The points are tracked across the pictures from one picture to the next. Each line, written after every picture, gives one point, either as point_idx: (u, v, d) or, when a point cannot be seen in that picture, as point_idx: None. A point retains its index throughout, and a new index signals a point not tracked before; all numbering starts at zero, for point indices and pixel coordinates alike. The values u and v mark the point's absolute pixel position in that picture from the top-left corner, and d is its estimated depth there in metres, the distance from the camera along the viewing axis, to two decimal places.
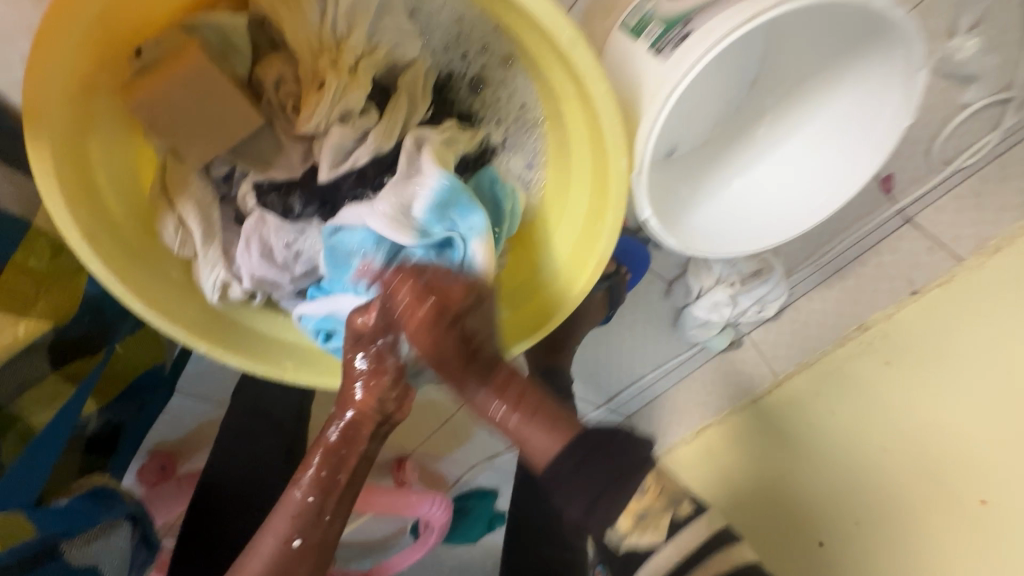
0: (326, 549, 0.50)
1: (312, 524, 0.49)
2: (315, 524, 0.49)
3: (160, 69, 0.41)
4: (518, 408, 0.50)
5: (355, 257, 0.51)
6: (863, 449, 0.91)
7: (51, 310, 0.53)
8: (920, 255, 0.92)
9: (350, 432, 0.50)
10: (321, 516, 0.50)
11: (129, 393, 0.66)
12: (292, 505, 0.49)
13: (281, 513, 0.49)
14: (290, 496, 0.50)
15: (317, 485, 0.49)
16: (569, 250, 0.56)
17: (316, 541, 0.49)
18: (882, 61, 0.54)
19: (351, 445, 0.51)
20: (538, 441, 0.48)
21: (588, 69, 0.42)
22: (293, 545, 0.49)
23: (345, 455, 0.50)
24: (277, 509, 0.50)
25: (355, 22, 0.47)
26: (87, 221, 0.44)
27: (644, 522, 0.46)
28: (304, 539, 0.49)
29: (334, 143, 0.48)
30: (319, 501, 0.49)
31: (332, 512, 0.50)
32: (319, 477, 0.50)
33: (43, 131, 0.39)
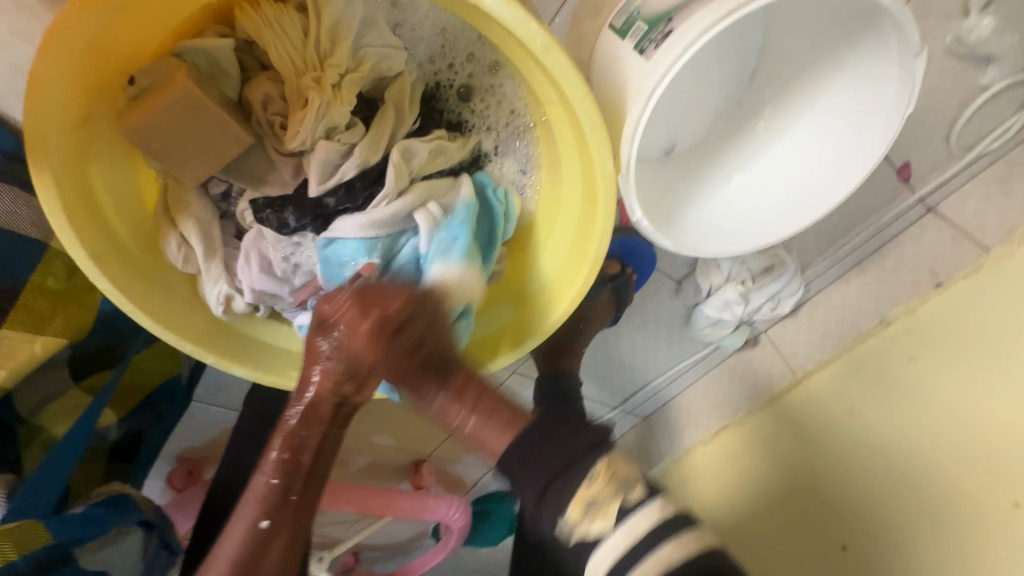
0: (295, 528, 0.50)
1: (279, 504, 0.49)
2: (282, 505, 0.49)
3: (151, 95, 0.43)
4: (475, 411, 0.47)
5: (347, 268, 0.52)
6: (888, 452, 0.87)
7: (65, 328, 0.55)
8: (943, 246, 0.88)
9: (309, 410, 0.48)
10: (287, 495, 0.49)
11: (146, 404, 0.69)
12: (259, 488, 0.49)
13: (250, 493, 0.49)
14: (256, 481, 0.50)
15: (280, 468, 0.48)
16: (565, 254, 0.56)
17: (283, 521, 0.49)
18: (880, 48, 0.52)
19: (311, 428, 0.49)
20: (493, 431, 0.46)
21: (564, 75, 0.42)
22: (260, 525, 0.49)
23: (305, 436, 0.48)
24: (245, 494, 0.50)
25: (338, 40, 0.48)
26: (94, 243, 0.47)
27: (591, 509, 0.43)
28: (271, 520, 0.49)
29: (320, 159, 0.49)
30: (283, 483, 0.49)
31: (297, 492, 0.49)
32: (281, 460, 0.49)
33: (46, 161, 0.41)
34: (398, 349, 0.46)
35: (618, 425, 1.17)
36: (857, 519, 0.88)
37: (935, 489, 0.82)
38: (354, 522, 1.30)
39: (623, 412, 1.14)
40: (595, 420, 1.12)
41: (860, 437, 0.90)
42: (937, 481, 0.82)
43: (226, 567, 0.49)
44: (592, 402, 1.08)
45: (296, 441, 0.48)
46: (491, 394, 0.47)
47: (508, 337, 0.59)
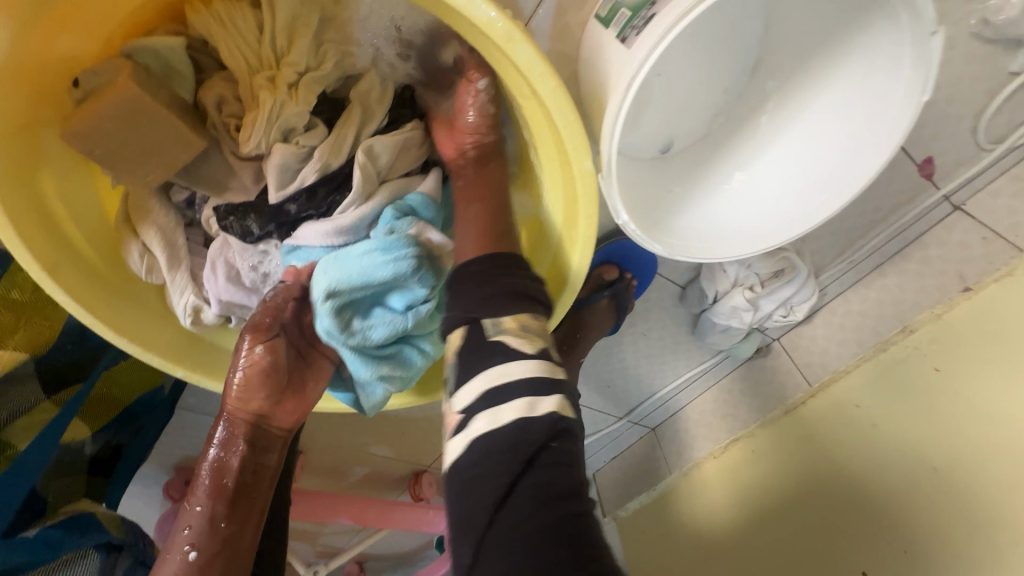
0: (230, 558, 0.48)
1: (206, 532, 0.48)
2: (210, 531, 0.48)
3: (95, 96, 0.40)
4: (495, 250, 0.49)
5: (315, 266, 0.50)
6: (909, 469, 0.79)
7: (27, 341, 0.53)
8: (972, 247, 0.81)
9: (227, 431, 0.50)
10: (216, 523, 0.48)
11: (125, 417, 0.67)
12: (187, 519, 0.49)
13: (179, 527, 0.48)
14: (184, 514, 0.49)
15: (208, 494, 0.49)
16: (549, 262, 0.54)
17: (213, 551, 0.47)
18: (889, 29, 0.46)
19: (231, 448, 0.50)
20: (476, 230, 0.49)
21: (528, 66, 0.38)
22: (189, 556, 0.46)
23: (226, 456, 0.50)
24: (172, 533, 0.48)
25: (295, 37, 0.45)
26: (47, 253, 0.44)
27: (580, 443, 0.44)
28: (199, 551, 0.47)
29: (277, 163, 0.46)
30: (210, 507, 0.48)
31: (226, 519, 0.49)
32: (207, 482, 0.49)
33: None
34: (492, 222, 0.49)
35: (626, 432, 1.18)
36: (876, 545, 0.79)
37: (956, 514, 0.72)
38: (356, 533, 1.28)
39: (630, 421, 1.13)
40: (602, 429, 1.12)
41: (880, 454, 0.83)
42: (961, 504, 0.72)
43: None
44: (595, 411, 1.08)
45: (221, 465, 0.50)
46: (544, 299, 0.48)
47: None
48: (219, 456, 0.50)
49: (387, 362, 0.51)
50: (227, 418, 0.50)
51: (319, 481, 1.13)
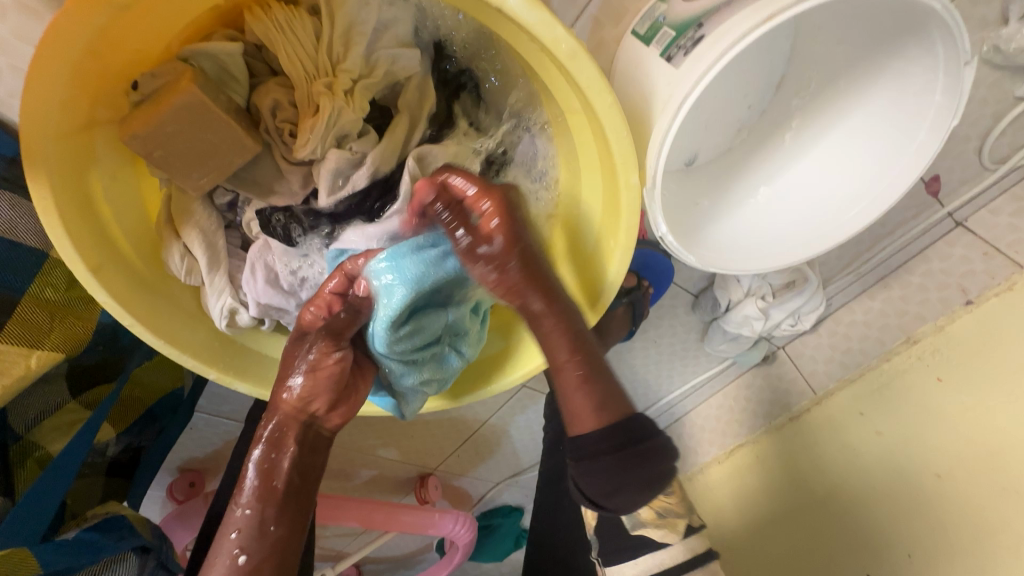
0: (280, 561, 0.48)
1: (256, 537, 0.47)
2: (260, 535, 0.48)
3: (155, 100, 0.41)
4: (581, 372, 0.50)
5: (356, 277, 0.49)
6: (913, 477, 0.82)
7: (63, 341, 0.52)
8: (974, 262, 0.84)
9: (276, 432, 0.51)
10: (265, 527, 0.48)
11: (146, 418, 0.67)
12: (235, 522, 0.48)
13: (226, 530, 0.48)
14: (231, 515, 0.49)
15: (256, 498, 0.48)
16: (581, 271, 0.54)
17: (264, 554, 0.47)
18: (921, 58, 0.49)
19: (280, 450, 0.51)
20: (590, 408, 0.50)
21: (589, 83, 0.40)
22: (237, 561, 0.47)
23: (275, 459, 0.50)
24: (218, 536, 0.48)
25: (351, 45, 0.46)
26: (93, 253, 0.44)
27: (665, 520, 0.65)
28: (249, 555, 0.47)
29: (330, 169, 0.47)
30: (259, 511, 0.48)
31: (276, 522, 0.49)
32: (255, 485, 0.49)
33: (44, 169, 0.39)
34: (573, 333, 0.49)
35: None
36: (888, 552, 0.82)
37: (959, 519, 0.76)
38: (358, 536, 1.28)
39: None
40: None
41: (886, 461, 0.86)
42: (962, 510, 0.76)
43: None
44: None
45: (269, 468, 0.50)
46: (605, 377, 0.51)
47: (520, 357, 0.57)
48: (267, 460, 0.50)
49: (425, 368, 0.52)
50: (279, 418, 0.51)
51: (324, 484, 1.12)
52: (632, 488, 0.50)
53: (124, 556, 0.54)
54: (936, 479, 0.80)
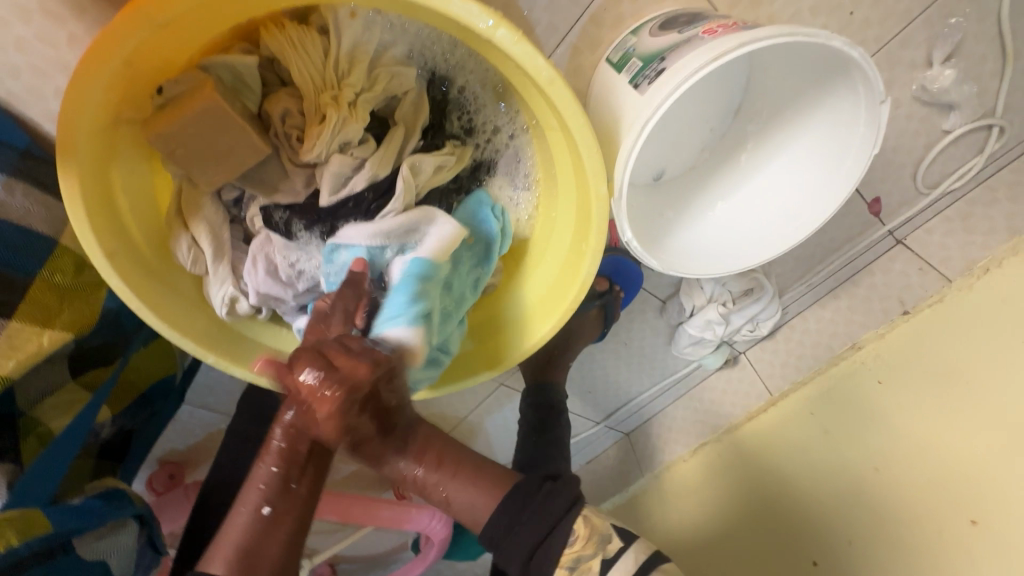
0: (299, 516, 0.51)
1: (279, 492, 0.49)
2: (283, 491, 0.50)
3: (179, 104, 0.46)
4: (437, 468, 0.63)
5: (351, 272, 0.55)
6: (856, 471, 0.90)
7: (70, 322, 0.57)
8: (911, 276, 0.93)
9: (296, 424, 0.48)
10: (288, 484, 0.50)
11: (140, 402, 0.70)
12: (260, 477, 0.50)
13: (251, 485, 0.50)
14: (257, 470, 0.51)
15: (279, 459, 0.49)
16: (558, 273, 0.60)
17: (285, 509, 0.50)
18: (848, 96, 0.57)
19: (306, 420, 0.49)
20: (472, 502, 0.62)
21: (564, 106, 0.46)
22: (262, 512, 0.49)
23: (301, 430, 0.49)
24: (246, 486, 0.51)
25: (355, 62, 0.52)
26: (109, 241, 0.49)
27: (577, 569, 0.59)
28: (273, 507, 0.49)
29: (333, 171, 0.52)
30: (283, 471, 0.50)
31: (298, 481, 0.50)
32: (275, 447, 0.49)
33: (74, 163, 0.44)
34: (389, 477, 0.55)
35: (600, 439, 1.22)
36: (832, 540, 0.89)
37: (893, 508, 0.84)
38: (334, 532, 1.30)
39: (606, 426, 1.18)
40: (579, 433, 1.17)
41: (833, 457, 0.93)
42: (895, 500, 0.84)
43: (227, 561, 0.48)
44: (576, 416, 1.13)
45: (289, 439, 0.49)
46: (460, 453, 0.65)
47: (490, 353, 0.62)
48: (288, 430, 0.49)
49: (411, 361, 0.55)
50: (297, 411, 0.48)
51: None
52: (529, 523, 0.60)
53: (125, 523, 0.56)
54: (876, 472, 0.87)
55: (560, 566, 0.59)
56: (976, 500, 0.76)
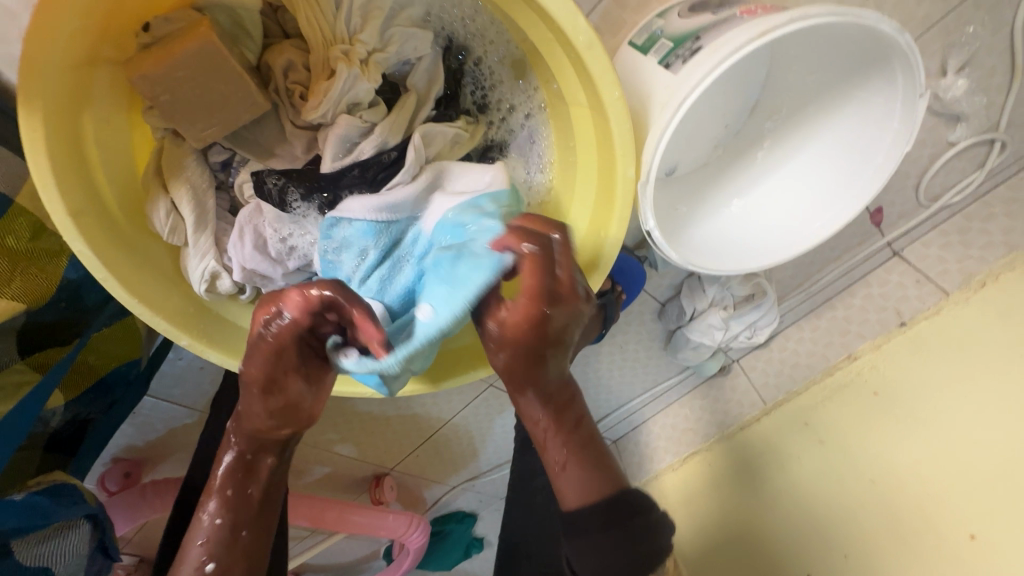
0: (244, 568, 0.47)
1: (226, 543, 0.46)
2: (227, 538, 0.47)
3: (170, 44, 0.40)
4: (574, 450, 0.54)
5: (357, 249, 0.50)
6: (851, 482, 0.88)
7: (26, 291, 0.50)
8: (908, 288, 0.94)
9: (246, 443, 0.50)
10: (236, 533, 0.47)
11: (99, 388, 0.62)
12: (201, 531, 0.47)
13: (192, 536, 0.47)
14: (197, 523, 0.48)
15: (225, 506, 0.47)
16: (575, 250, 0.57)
17: (231, 561, 0.46)
18: (884, 89, 0.56)
19: (256, 452, 0.50)
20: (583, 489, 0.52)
21: (601, 75, 0.43)
22: (204, 568, 0.45)
23: (247, 470, 0.50)
24: (184, 545, 0.47)
25: (369, 17, 0.47)
26: (75, 197, 0.42)
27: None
28: (217, 562, 0.46)
29: (339, 133, 0.48)
30: (229, 519, 0.47)
31: (247, 528, 0.48)
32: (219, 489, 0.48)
33: (39, 98, 0.37)
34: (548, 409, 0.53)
35: None
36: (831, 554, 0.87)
37: (890, 522, 0.82)
38: (302, 540, 1.22)
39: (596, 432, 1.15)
40: None
41: (826, 468, 0.92)
42: (892, 514, 0.82)
43: None
44: None
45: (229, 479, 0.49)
46: (595, 451, 0.55)
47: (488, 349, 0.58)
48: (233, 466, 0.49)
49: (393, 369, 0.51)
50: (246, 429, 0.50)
51: None
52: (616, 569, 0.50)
53: (78, 522, 0.50)
54: (871, 485, 0.86)
55: None
56: (966, 512, 0.76)
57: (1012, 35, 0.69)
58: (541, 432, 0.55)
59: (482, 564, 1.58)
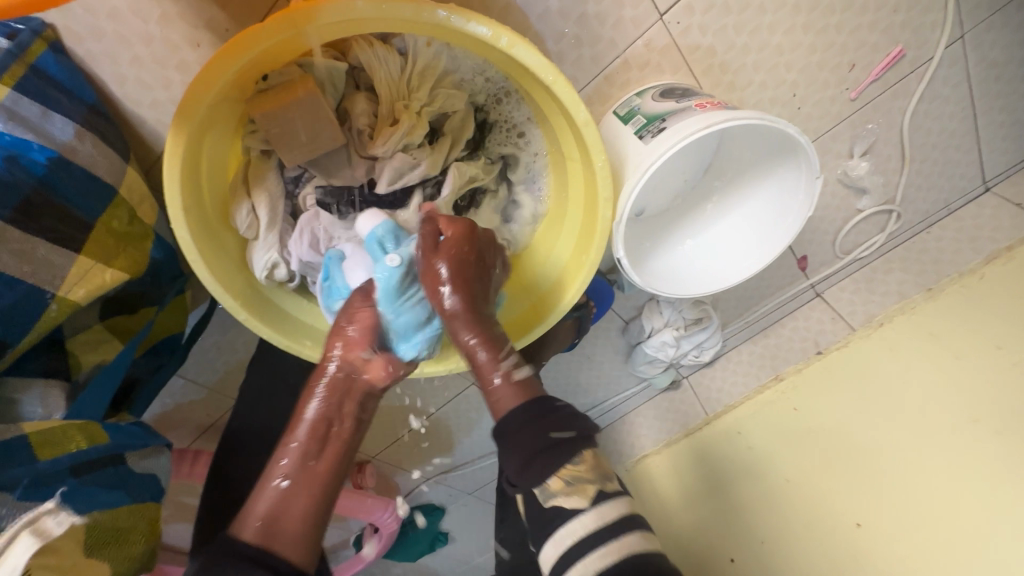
0: (312, 486, 0.58)
1: (299, 466, 0.58)
2: (284, 511, 0.55)
3: (279, 92, 0.56)
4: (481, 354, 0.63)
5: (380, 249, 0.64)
6: (770, 480, 1.06)
7: (128, 265, 0.62)
8: (825, 323, 1.15)
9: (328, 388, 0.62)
10: (301, 471, 0.58)
11: (151, 354, 0.72)
12: (279, 471, 0.58)
13: (259, 501, 0.55)
14: (277, 463, 0.59)
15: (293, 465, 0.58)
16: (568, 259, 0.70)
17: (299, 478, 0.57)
18: (793, 168, 0.73)
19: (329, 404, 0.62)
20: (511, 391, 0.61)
21: (593, 144, 0.59)
22: (282, 484, 0.56)
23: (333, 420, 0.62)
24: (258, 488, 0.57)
25: (424, 81, 0.62)
26: (188, 195, 0.56)
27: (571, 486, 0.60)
28: (290, 479, 0.57)
29: (395, 166, 0.64)
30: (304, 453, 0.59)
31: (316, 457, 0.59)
32: (295, 465, 0.58)
33: (187, 125, 0.52)
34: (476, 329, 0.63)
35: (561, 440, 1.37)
36: (752, 537, 1.04)
37: (799, 510, 1.00)
38: None
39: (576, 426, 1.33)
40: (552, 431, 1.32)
41: (753, 469, 1.09)
42: (802, 505, 1.01)
43: (255, 532, 0.53)
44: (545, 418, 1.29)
45: (304, 459, 0.59)
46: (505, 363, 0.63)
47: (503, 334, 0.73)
48: (302, 454, 0.59)
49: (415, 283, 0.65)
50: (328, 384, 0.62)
51: None
52: (544, 458, 0.57)
53: (162, 449, 0.64)
54: (785, 482, 1.04)
55: (557, 480, 0.59)
56: (855, 507, 0.95)
57: (900, 133, 0.91)
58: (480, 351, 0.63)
59: (443, 557, 1.69)
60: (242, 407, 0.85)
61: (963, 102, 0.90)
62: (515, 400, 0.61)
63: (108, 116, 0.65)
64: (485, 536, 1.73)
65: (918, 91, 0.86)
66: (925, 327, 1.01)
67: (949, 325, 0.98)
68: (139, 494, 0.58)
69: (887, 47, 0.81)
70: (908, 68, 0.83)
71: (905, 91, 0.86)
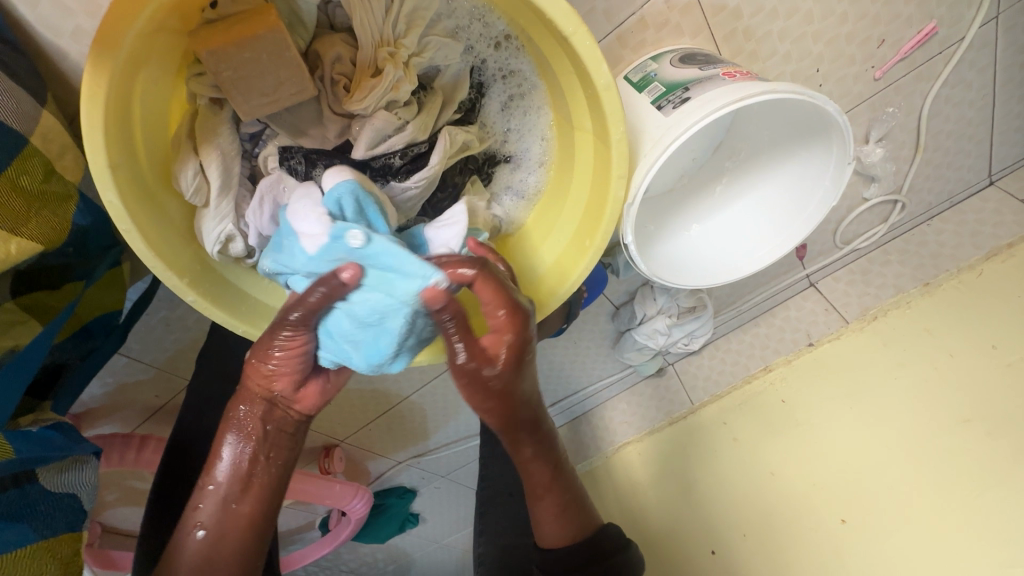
0: (234, 537, 0.55)
1: (221, 514, 0.54)
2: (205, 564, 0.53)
3: (232, 24, 0.45)
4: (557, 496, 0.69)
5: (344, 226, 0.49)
6: (754, 473, 1.04)
7: (41, 235, 0.51)
8: (818, 315, 1.10)
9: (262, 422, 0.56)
10: (229, 507, 0.55)
11: (80, 336, 0.61)
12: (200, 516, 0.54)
13: (179, 557, 0.53)
14: (200, 498, 0.55)
15: (215, 513, 0.54)
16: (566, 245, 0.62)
17: (219, 530, 0.54)
18: (822, 154, 0.66)
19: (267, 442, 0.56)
20: (555, 518, 0.69)
21: (612, 114, 0.50)
22: (199, 533, 0.54)
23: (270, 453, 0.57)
24: (183, 524, 0.55)
25: (413, 24, 0.52)
26: (116, 150, 0.45)
27: None
28: (206, 529, 0.54)
29: (376, 125, 0.53)
30: (232, 497, 0.55)
31: (239, 501, 0.55)
32: (213, 513, 0.54)
33: (110, 58, 0.41)
34: (548, 473, 0.68)
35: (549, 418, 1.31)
36: (726, 521, 1.04)
37: (781, 504, 0.99)
38: None
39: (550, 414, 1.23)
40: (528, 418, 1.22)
41: (736, 461, 1.07)
42: (784, 499, 0.99)
43: None
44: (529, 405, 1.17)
45: (225, 502, 0.55)
46: (571, 503, 0.70)
47: None
48: (224, 496, 0.55)
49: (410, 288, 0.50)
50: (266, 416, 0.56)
51: None
52: None
53: (88, 458, 0.55)
54: (769, 475, 1.02)
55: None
56: (842, 503, 0.93)
57: (919, 119, 0.85)
58: (540, 483, 0.68)
59: (414, 538, 1.65)
60: (193, 395, 0.76)
61: (984, 89, 0.86)
62: (566, 537, 0.69)
63: (15, 44, 0.52)
64: (454, 518, 1.70)
65: (943, 73, 0.80)
66: (920, 323, 0.99)
67: (946, 323, 0.96)
68: (51, 524, 0.49)
69: (920, 22, 0.74)
70: (937, 48, 0.77)
71: (930, 73, 0.80)
